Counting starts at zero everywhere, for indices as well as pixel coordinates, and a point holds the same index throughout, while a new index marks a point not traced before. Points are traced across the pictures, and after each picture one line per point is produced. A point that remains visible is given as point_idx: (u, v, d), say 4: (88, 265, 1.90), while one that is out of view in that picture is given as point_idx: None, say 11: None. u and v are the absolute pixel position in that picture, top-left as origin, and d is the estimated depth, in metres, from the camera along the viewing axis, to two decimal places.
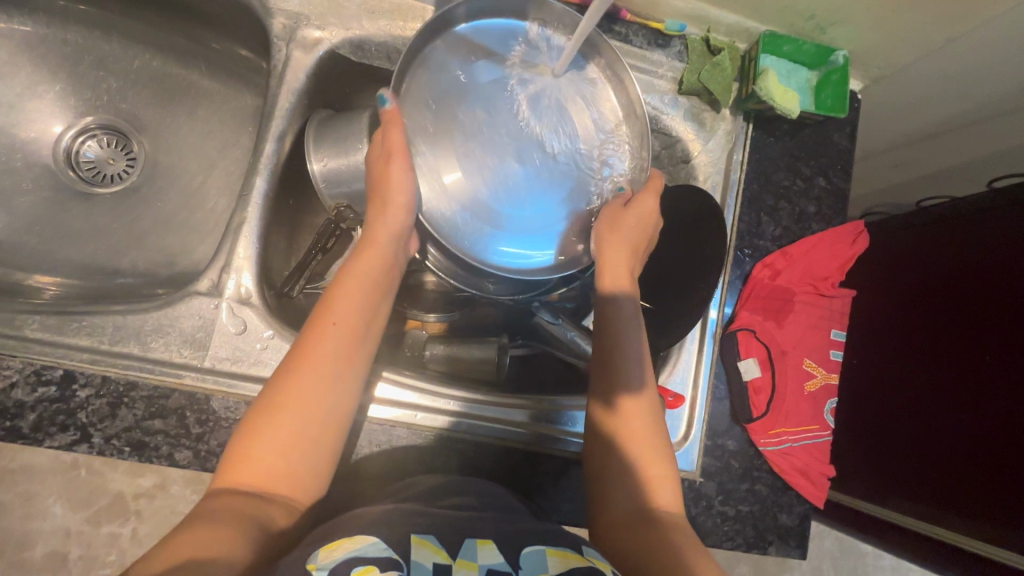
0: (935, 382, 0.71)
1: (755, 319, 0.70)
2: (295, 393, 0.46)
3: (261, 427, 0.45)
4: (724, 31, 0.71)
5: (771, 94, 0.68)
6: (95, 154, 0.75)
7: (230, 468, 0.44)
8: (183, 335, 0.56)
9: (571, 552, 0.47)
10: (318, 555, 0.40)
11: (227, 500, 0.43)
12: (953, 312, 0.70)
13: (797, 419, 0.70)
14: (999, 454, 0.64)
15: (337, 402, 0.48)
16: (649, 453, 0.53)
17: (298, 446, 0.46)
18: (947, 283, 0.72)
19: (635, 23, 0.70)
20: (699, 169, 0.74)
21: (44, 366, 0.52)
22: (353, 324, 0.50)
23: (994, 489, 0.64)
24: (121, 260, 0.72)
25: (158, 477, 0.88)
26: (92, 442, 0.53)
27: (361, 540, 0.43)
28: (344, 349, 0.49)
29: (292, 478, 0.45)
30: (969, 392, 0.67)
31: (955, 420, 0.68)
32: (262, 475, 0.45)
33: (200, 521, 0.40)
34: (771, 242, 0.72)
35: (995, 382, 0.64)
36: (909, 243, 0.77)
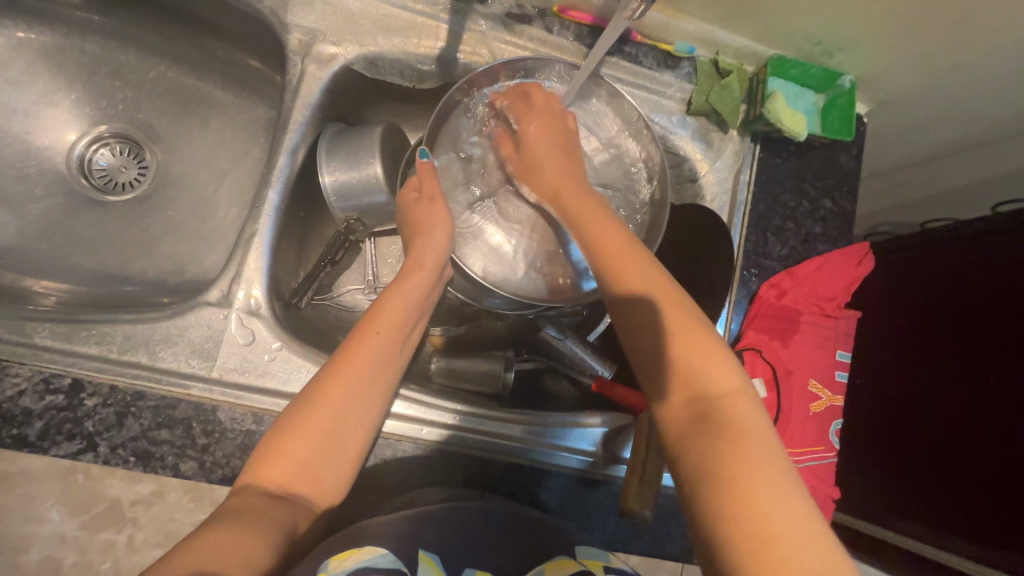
0: (940, 409, 0.70)
1: (760, 339, 0.70)
2: (335, 395, 0.48)
3: (300, 425, 0.47)
4: (732, 53, 0.72)
5: (778, 117, 0.69)
6: (108, 162, 0.76)
7: (262, 463, 0.46)
8: (191, 345, 0.57)
9: (565, 559, 0.50)
10: (328, 565, 0.42)
11: (253, 497, 0.43)
12: (957, 338, 0.70)
13: (802, 441, 0.70)
14: (999, 481, 0.62)
15: (369, 411, 0.50)
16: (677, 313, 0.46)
17: (334, 447, 0.48)
18: (942, 306, 0.72)
19: (645, 45, 0.71)
20: (706, 188, 0.75)
21: (53, 375, 0.53)
22: (396, 337, 0.54)
23: (995, 519, 0.63)
24: (130, 267, 0.73)
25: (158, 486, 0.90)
26: (98, 451, 0.52)
27: (371, 551, 0.44)
28: (387, 358, 0.52)
29: (321, 482, 0.47)
30: (977, 418, 0.65)
31: (952, 443, 0.68)
32: (294, 475, 0.46)
33: (228, 522, 0.40)
34: (777, 262, 0.73)
35: (1000, 408, 0.63)
36: (914, 270, 0.77)
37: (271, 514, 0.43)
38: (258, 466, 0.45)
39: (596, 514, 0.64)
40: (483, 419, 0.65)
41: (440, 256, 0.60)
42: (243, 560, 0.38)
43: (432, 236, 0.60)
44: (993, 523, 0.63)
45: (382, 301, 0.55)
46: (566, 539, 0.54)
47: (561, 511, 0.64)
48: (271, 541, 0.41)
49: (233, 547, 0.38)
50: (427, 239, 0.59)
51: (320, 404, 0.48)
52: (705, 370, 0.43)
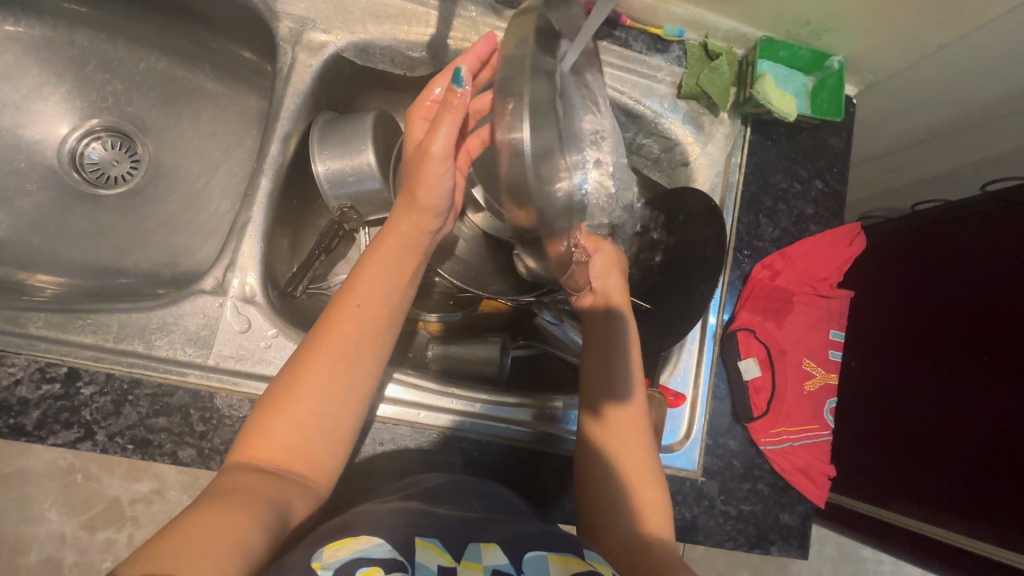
0: (936, 389, 0.70)
1: (754, 319, 0.71)
2: (318, 376, 0.48)
3: (282, 404, 0.47)
4: (721, 36, 0.73)
5: (768, 98, 0.69)
6: (99, 156, 0.76)
7: (251, 442, 0.46)
8: (187, 333, 0.57)
9: (573, 556, 0.48)
10: (323, 554, 0.41)
11: (245, 476, 0.44)
12: (954, 320, 0.70)
13: (798, 419, 0.70)
14: (997, 454, 0.64)
15: (357, 388, 0.50)
16: (640, 451, 0.57)
17: (320, 424, 0.48)
18: (934, 285, 0.73)
19: (635, 29, 0.71)
20: (697, 171, 0.75)
21: (49, 363, 0.52)
22: (379, 311, 0.52)
23: (993, 490, 0.65)
24: (124, 260, 0.73)
25: (155, 482, 0.90)
26: (96, 439, 0.53)
27: (366, 540, 0.43)
28: (368, 335, 0.51)
29: (311, 460, 0.47)
30: (975, 393, 0.66)
31: (948, 420, 0.69)
32: (283, 454, 0.46)
33: (219, 501, 0.40)
34: (770, 243, 0.73)
35: (996, 387, 0.64)
36: (905, 252, 0.78)
37: (263, 491, 0.43)
38: (247, 446, 0.46)
39: None
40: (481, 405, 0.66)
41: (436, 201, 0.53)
42: (236, 545, 0.37)
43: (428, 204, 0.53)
44: (990, 493, 0.65)
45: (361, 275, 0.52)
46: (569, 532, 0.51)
47: (560, 493, 0.65)
48: (263, 522, 0.41)
49: (224, 526, 0.38)
50: (415, 204, 0.53)
51: (303, 382, 0.48)
52: (652, 522, 0.54)
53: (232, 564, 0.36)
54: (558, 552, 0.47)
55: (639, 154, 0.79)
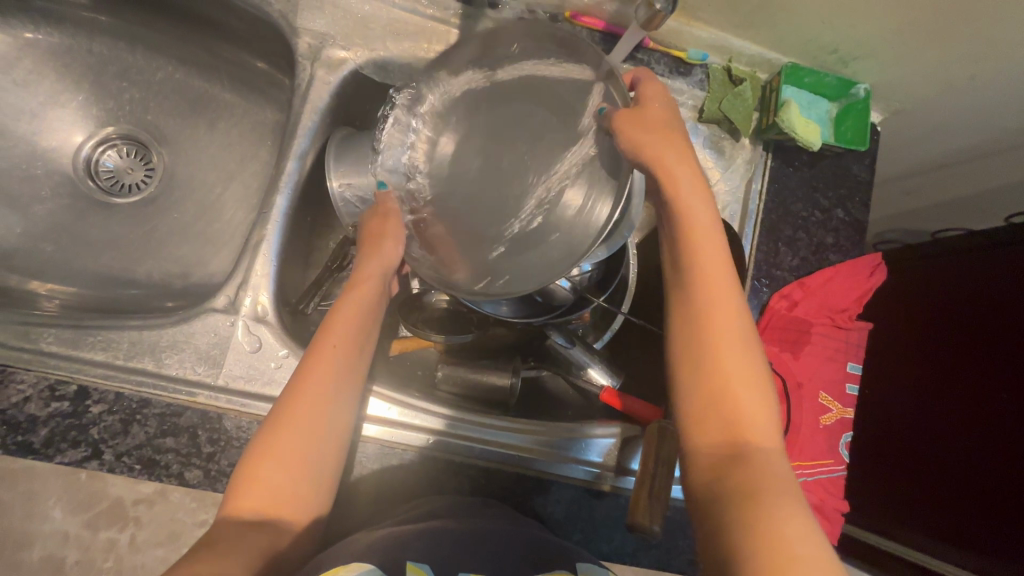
0: (950, 421, 0.68)
1: (771, 351, 0.69)
2: (299, 415, 0.49)
3: (271, 448, 0.48)
4: (745, 61, 0.72)
5: (792, 126, 0.68)
6: (114, 164, 0.76)
7: (239, 490, 0.46)
8: (197, 352, 0.56)
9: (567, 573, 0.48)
10: None
11: (236, 528, 0.45)
12: (951, 360, 0.69)
13: (811, 454, 0.69)
14: (1006, 492, 0.61)
15: (336, 426, 0.51)
16: (729, 323, 0.48)
17: (304, 464, 0.48)
18: (953, 312, 0.70)
19: (657, 51, 0.70)
20: (717, 197, 0.73)
21: (59, 381, 0.52)
22: (352, 346, 0.54)
23: (993, 526, 0.62)
24: (135, 270, 0.72)
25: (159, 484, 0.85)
26: (103, 458, 0.52)
27: (354, 568, 0.43)
28: (341, 374, 0.52)
29: (298, 501, 0.48)
30: (986, 429, 0.64)
31: (957, 454, 0.66)
32: (267, 498, 0.47)
33: (205, 554, 0.41)
34: (789, 273, 0.72)
35: (1005, 428, 0.62)
36: (901, 288, 0.77)
37: (249, 538, 0.44)
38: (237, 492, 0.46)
39: (604, 526, 0.63)
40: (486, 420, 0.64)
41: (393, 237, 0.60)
42: None
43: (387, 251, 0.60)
44: (992, 530, 0.62)
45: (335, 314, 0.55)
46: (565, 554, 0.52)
47: (568, 524, 0.63)
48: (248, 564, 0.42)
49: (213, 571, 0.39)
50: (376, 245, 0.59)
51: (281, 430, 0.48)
52: (743, 413, 0.44)
53: None
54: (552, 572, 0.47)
55: None
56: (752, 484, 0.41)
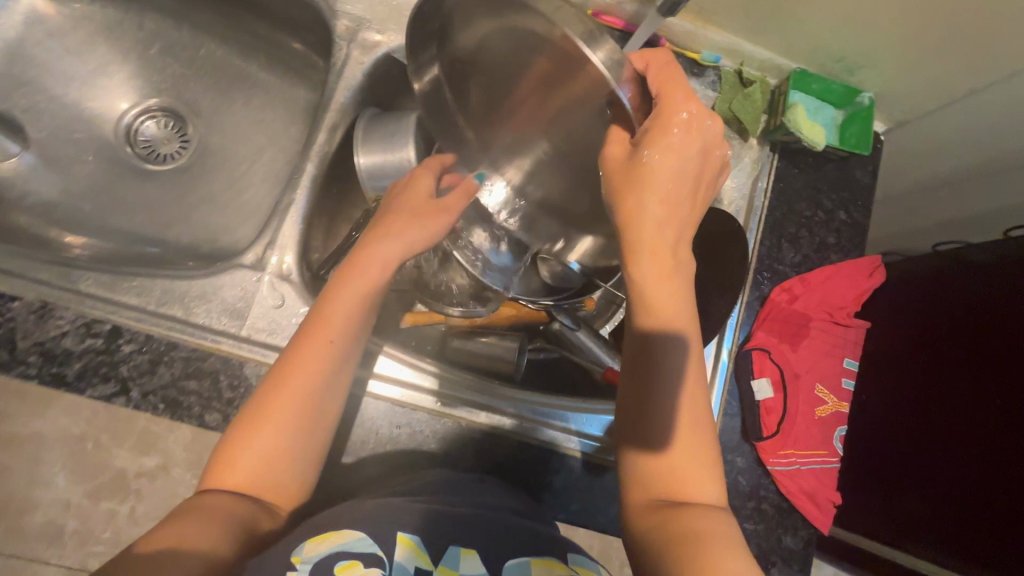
0: (947, 431, 0.69)
1: (770, 341, 0.72)
2: (283, 405, 0.48)
3: (254, 432, 0.48)
4: (755, 66, 0.75)
5: (798, 123, 0.71)
6: (152, 133, 0.80)
7: (221, 464, 0.47)
8: (224, 303, 0.59)
9: (555, 559, 0.50)
10: (304, 548, 0.46)
11: (218, 500, 0.46)
12: (954, 375, 0.70)
13: (807, 444, 0.70)
14: (995, 505, 0.63)
15: (318, 417, 0.50)
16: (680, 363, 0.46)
17: (284, 453, 0.48)
18: (959, 324, 0.71)
19: (672, 52, 0.74)
20: (724, 193, 0.76)
21: (94, 319, 0.55)
22: (349, 335, 0.52)
23: (978, 536, 0.64)
24: (165, 232, 0.76)
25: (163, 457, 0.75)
26: (131, 395, 0.55)
27: (347, 534, 0.47)
28: (333, 366, 0.50)
29: (278, 485, 0.48)
30: (981, 444, 0.65)
31: (948, 463, 0.68)
32: (248, 478, 0.47)
33: (179, 523, 0.43)
34: (790, 268, 0.75)
35: (1002, 444, 0.63)
36: (907, 294, 0.78)
37: (226, 511, 0.45)
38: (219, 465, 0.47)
39: (600, 499, 0.66)
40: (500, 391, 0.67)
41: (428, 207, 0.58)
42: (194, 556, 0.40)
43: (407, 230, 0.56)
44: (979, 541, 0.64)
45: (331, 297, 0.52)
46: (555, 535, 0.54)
47: (565, 494, 0.66)
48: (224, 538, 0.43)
49: (188, 543, 0.41)
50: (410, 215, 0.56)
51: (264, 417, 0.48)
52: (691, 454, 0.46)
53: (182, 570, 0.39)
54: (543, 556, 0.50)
55: None
56: (692, 525, 0.41)
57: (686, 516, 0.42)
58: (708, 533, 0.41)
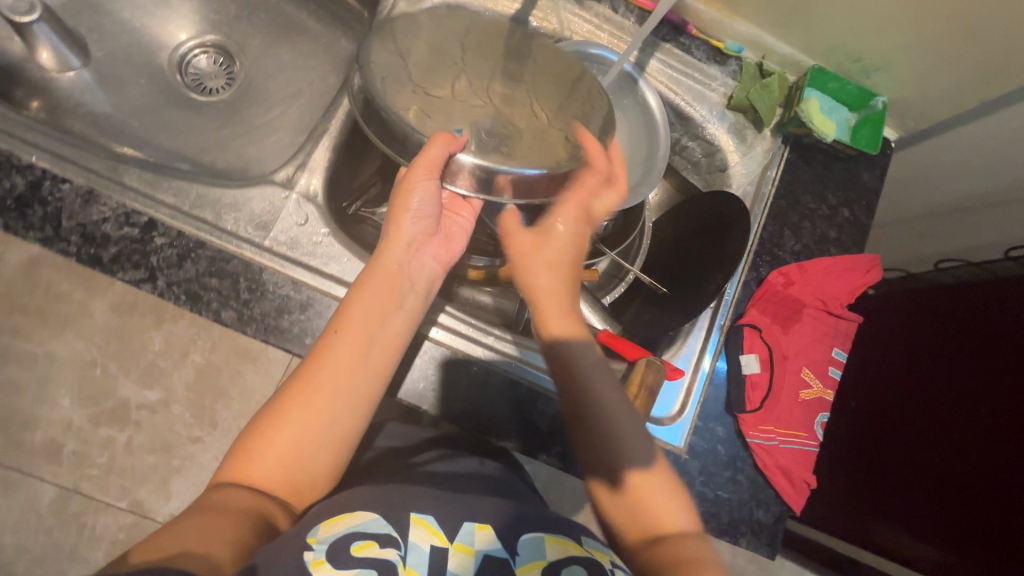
0: (959, 462, 0.72)
1: (762, 320, 0.74)
2: (304, 407, 0.52)
3: (273, 431, 0.51)
4: (777, 60, 0.79)
5: (809, 115, 0.75)
6: (203, 69, 0.86)
7: (241, 462, 0.50)
8: (252, 214, 0.63)
9: (568, 539, 0.53)
10: (318, 529, 0.47)
11: (238, 493, 0.47)
12: (977, 410, 0.72)
13: (788, 423, 0.72)
14: (995, 538, 0.66)
15: (335, 421, 0.52)
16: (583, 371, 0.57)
17: (303, 454, 0.51)
18: (984, 359, 0.74)
19: (698, 38, 0.78)
20: (733, 177, 0.80)
21: (134, 211, 0.60)
22: (364, 335, 0.55)
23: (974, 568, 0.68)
24: (202, 156, 0.81)
25: (163, 393, 0.96)
26: (156, 284, 0.59)
27: (360, 516, 0.49)
28: (354, 369, 0.54)
29: (298, 485, 0.51)
30: (987, 478, 0.68)
31: (951, 491, 0.72)
32: (270, 475, 0.49)
33: (197, 514, 0.44)
34: (789, 255, 0.77)
35: (1000, 479, 0.67)
36: (942, 324, 0.82)
37: (250, 503, 0.47)
38: (237, 465, 0.50)
39: None
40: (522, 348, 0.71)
41: (420, 207, 0.61)
42: (224, 535, 0.43)
43: (428, 239, 0.64)
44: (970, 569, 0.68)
45: (354, 303, 0.57)
46: (569, 522, 0.56)
47: (550, 438, 0.68)
48: (252, 523, 0.45)
49: (217, 526, 0.43)
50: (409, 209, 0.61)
51: (289, 413, 0.51)
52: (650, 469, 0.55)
53: (217, 547, 0.41)
54: (554, 536, 0.52)
55: (681, 155, 0.86)
56: (681, 553, 0.50)
57: (678, 540, 0.51)
58: (690, 549, 0.51)
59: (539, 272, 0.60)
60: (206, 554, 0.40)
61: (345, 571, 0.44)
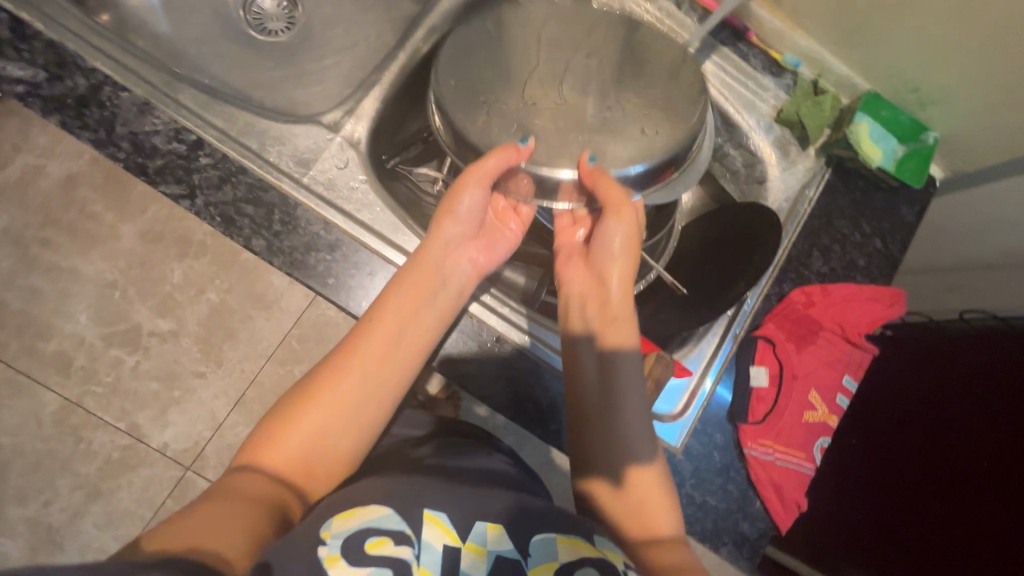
0: (946, 509, 0.62)
1: (777, 335, 0.74)
2: (330, 392, 0.53)
3: (294, 417, 0.51)
4: (833, 80, 0.78)
5: (857, 137, 0.75)
6: (267, 10, 0.88)
7: (260, 450, 0.50)
8: (295, 151, 0.65)
9: (582, 539, 0.48)
10: (332, 523, 0.45)
11: (256, 480, 0.47)
12: (965, 446, 0.62)
13: (788, 441, 0.72)
14: None
15: (361, 411, 0.53)
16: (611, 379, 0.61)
17: (325, 443, 0.51)
18: (977, 389, 0.64)
19: (757, 47, 0.78)
20: (771, 191, 0.80)
21: (185, 129, 0.61)
22: (398, 326, 0.58)
23: None
24: (253, 93, 0.83)
25: (174, 324, 0.99)
26: (195, 202, 0.60)
27: (375, 509, 0.46)
28: (381, 358, 0.56)
29: (318, 476, 0.51)
30: (980, 529, 0.58)
31: (936, 544, 0.61)
32: (289, 463, 0.50)
33: (214, 502, 0.44)
34: (814, 275, 0.76)
35: (993, 530, 0.56)
36: (920, 350, 0.72)
37: (268, 493, 0.47)
38: (255, 453, 0.50)
39: None
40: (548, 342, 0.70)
41: (465, 211, 0.64)
42: (236, 527, 0.42)
43: (468, 240, 0.66)
44: None
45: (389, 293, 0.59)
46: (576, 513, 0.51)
47: (550, 413, 0.69)
48: (265, 515, 0.45)
49: (232, 517, 0.42)
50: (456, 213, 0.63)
51: (315, 399, 0.52)
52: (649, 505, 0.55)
53: (233, 539, 0.41)
54: (566, 537, 0.48)
55: (720, 163, 0.85)
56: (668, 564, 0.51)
57: (659, 547, 0.53)
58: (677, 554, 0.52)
59: (572, 264, 0.68)
60: (218, 546, 0.39)
61: (361, 570, 0.42)
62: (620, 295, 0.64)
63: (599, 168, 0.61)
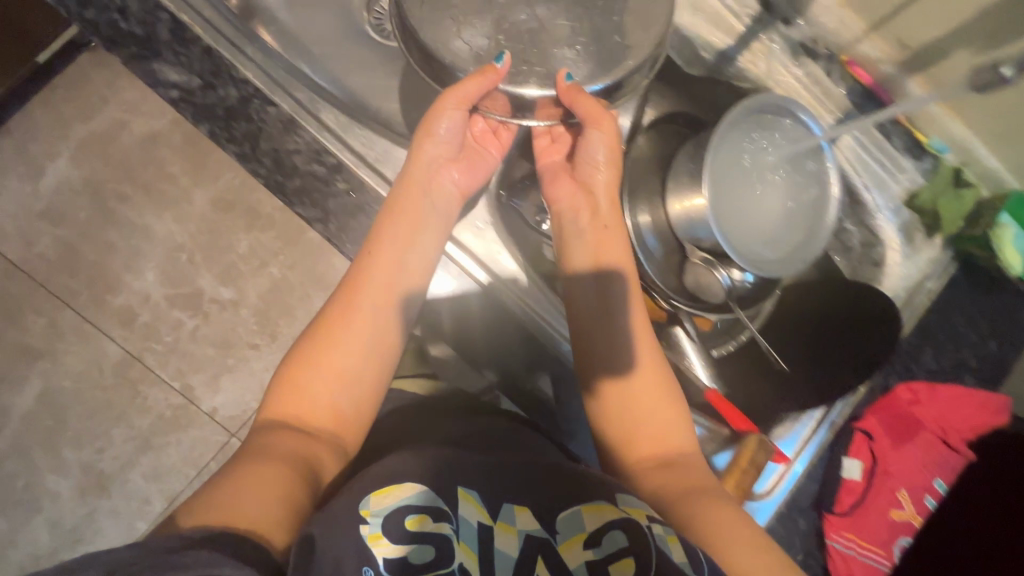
0: None
1: (877, 429, 0.72)
2: (341, 336, 0.54)
3: (306, 361, 0.53)
4: (976, 171, 0.75)
5: (998, 245, 0.72)
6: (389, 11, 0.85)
7: (281, 405, 0.51)
8: None
9: (607, 503, 0.48)
10: (370, 500, 0.44)
11: (286, 436, 0.49)
12: None
13: (872, 538, 0.70)
14: None
15: (379, 354, 0.55)
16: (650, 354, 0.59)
17: (341, 377, 0.53)
18: None
19: (901, 125, 0.75)
20: (888, 277, 0.76)
21: (325, 152, 0.60)
22: (390, 256, 0.57)
23: None
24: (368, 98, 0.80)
25: (235, 293, 1.21)
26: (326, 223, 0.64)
27: (408, 487, 0.46)
28: (391, 300, 0.56)
29: (338, 419, 0.53)
30: None
31: None
32: (305, 407, 0.51)
33: (249, 465, 0.44)
34: (921, 373, 0.75)
35: None
36: None
37: (305, 447, 0.48)
38: (277, 410, 0.51)
39: None
40: (533, 284, 0.65)
41: (444, 134, 0.59)
42: (276, 492, 0.42)
43: (450, 164, 0.61)
44: None
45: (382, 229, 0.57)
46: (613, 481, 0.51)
47: None
48: (294, 469, 0.46)
49: (269, 478, 0.43)
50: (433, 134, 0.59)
51: (323, 347, 0.54)
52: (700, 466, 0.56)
53: (274, 506, 0.41)
54: (592, 504, 0.48)
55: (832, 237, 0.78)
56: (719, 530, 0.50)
57: (714, 512, 0.51)
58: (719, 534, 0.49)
59: (558, 181, 0.63)
60: (253, 512, 0.40)
61: (403, 548, 0.43)
62: (608, 205, 0.62)
63: (574, 88, 0.55)
